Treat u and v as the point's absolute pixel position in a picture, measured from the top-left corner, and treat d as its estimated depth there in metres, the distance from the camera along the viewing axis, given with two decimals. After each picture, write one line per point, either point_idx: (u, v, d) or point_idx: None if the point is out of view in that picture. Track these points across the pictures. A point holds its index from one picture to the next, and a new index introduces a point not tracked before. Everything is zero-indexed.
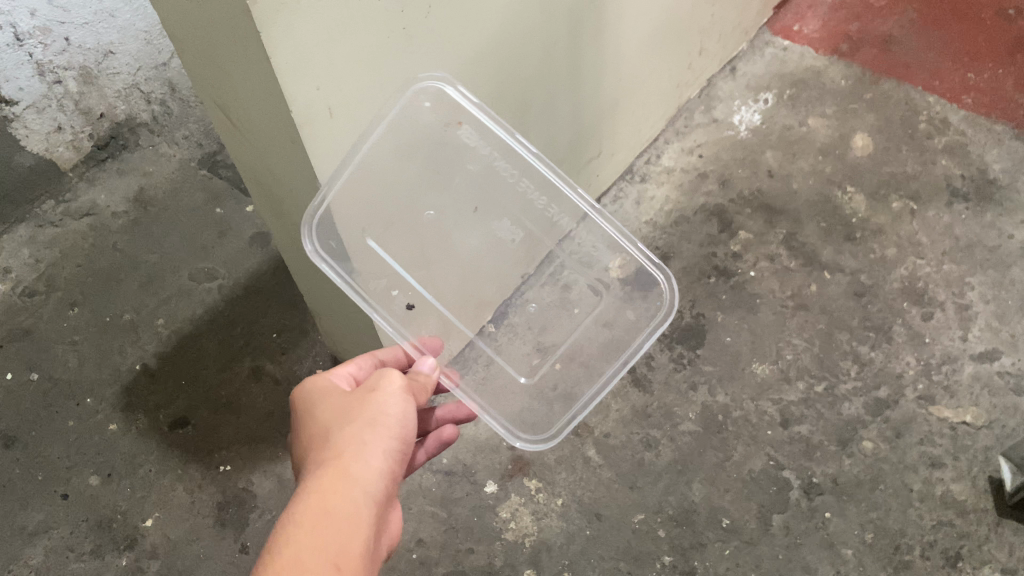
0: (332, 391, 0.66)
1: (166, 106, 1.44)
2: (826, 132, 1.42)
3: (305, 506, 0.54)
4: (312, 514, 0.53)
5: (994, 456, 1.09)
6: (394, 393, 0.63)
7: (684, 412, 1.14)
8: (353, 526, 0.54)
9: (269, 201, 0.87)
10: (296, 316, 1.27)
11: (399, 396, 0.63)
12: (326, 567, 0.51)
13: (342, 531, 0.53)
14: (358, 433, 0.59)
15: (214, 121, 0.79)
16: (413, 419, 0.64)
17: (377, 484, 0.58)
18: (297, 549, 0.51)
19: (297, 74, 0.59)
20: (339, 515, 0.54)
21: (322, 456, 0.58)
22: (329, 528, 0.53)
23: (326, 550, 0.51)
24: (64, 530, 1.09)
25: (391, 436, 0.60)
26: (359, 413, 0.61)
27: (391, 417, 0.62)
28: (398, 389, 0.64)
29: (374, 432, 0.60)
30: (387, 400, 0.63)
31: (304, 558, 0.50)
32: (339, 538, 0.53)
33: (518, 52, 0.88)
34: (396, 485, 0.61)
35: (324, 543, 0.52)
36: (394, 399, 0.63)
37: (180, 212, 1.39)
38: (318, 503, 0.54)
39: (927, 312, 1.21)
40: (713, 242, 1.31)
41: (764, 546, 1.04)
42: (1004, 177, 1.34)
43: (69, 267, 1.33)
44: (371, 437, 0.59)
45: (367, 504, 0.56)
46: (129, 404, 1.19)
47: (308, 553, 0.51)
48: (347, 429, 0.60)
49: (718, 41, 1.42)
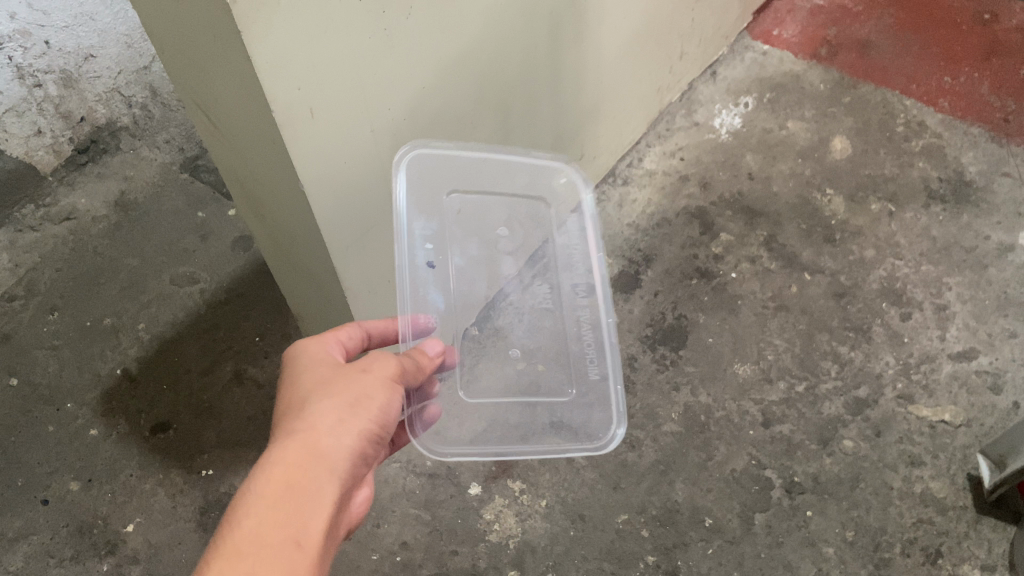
0: (318, 357, 0.66)
1: (147, 110, 1.46)
2: (806, 135, 1.44)
3: (270, 478, 0.55)
4: (277, 489, 0.55)
5: (972, 455, 1.10)
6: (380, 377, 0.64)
7: (666, 413, 1.15)
8: (317, 502, 0.56)
9: (250, 202, 0.87)
10: (278, 320, 1.27)
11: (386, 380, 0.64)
12: (285, 542, 0.52)
13: (304, 506, 0.55)
14: (335, 410, 0.60)
15: (194, 122, 0.79)
16: (394, 403, 0.64)
17: (344, 465, 0.59)
18: (260, 522, 0.52)
19: (276, 75, 0.59)
20: (305, 491, 0.56)
21: (291, 424, 0.59)
22: (293, 504, 0.55)
23: (286, 527, 0.53)
24: (45, 536, 1.08)
25: (367, 419, 0.61)
26: (341, 390, 0.62)
27: (373, 402, 0.62)
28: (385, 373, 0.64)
29: (353, 413, 0.61)
30: (372, 383, 0.63)
31: (264, 534, 0.52)
32: (302, 515, 0.54)
33: (499, 55, 0.88)
34: (364, 465, 0.62)
35: (284, 518, 0.54)
36: (380, 384, 0.64)
37: (161, 216, 1.38)
38: (285, 476, 0.55)
39: (905, 313, 1.23)
40: (695, 244, 1.32)
41: (746, 545, 1.04)
42: (980, 179, 1.36)
43: (48, 272, 1.32)
44: (347, 416, 0.60)
45: (332, 483, 0.57)
46: (110, 409, 1.18)
47: (269, 528, 0.53)
48: (324, 403, 0.60)
49: (698, 46, 1.43)
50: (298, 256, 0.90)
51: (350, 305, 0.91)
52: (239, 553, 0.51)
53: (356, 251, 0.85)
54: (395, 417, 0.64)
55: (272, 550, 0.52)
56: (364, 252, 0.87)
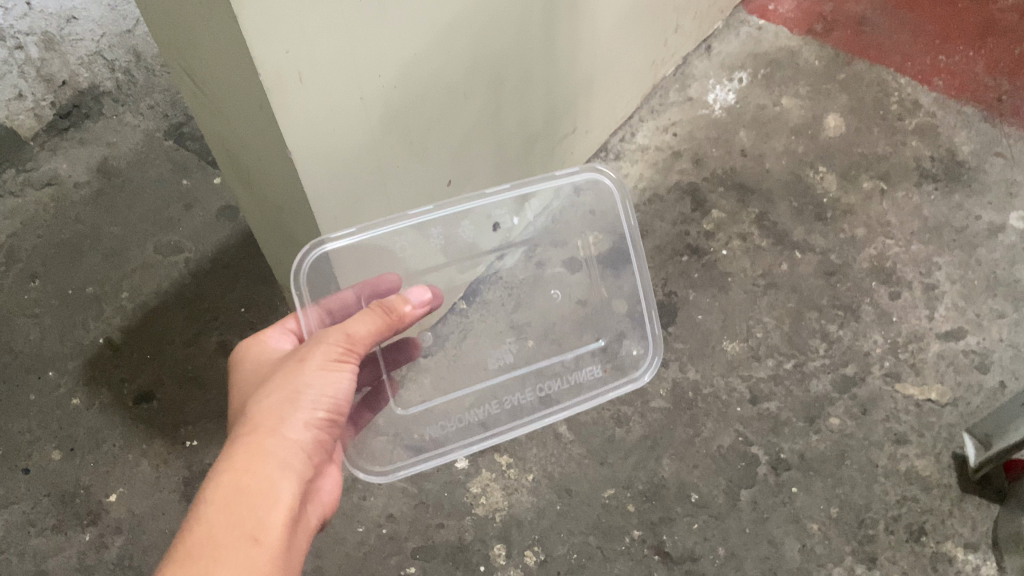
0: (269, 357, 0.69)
1: (131, 75, 1.43)
2: (799, 112, 1.43)
3: (217, 485, 0.57)
4: (224, 494, 0.57)
5: (958, 434, 1.10)
6: (322, 362, 0.65)
7: (655, 389, 1.14)
8: (267, 499, 0.58)
9: (238, 171, 0.85)
10: (264, 291, 1.25)
11: (328, 362, 0.65)
12: (241, 541, 0.55)
13: (258, 505, 0.58)
14: (278, 407, 0.62)
15: (180, 88, 0.77)
16: (344, 385, 0.66)
17: (296, 458, 0.62)
18: (210, 529, 0.55)
19: (264, 36, 0.57)
20: (256, 490, 0.58)
21: (238, 431, 0.62)
22: (242, 506, 0.57)
23: (240, 527, 0.56)
24: (26, 505, 1.07)
25: (311, 408, 0.64)
26: (281, 385, 0.64)
27: (316, 392, 0.64)
28: (328, 357, 0.65)
29: (297, 405, 0.63)
30: (313, 370, 0.65)
31: (215, 536, 0.54)
32: (256, 513, 0.57)
33: (492, 25, 0.86)
34: (319, 449, 0.65)
35: (238, 519, 0.56)
36: (325, 369, 0.65)
37: (145, 184, 1.36)
38: (234, 480, 0.58)
39: (895, 292, 1.23)
40: (686, 221, 1.31)
41: (731, 520, 1.05)
42: (972, 159, 1.36)
43: (30, 238, 1.30)
44: (290, 411, 0.63)
45: (281, 477, 0.60)
46: (92, 378, 1.16)
47: (223, 530, 0.55)
48: (265, 402, 0.63)
49: (693, 20, 1.41)
50: (283, 225, 0.88)
51: None
52: (194, 558, 0.53)
53: (344, 222, 0.83)
54: (347, 398, 0.66)
55: (226, 551, 0.54)
56: (352, 224, 0.85)
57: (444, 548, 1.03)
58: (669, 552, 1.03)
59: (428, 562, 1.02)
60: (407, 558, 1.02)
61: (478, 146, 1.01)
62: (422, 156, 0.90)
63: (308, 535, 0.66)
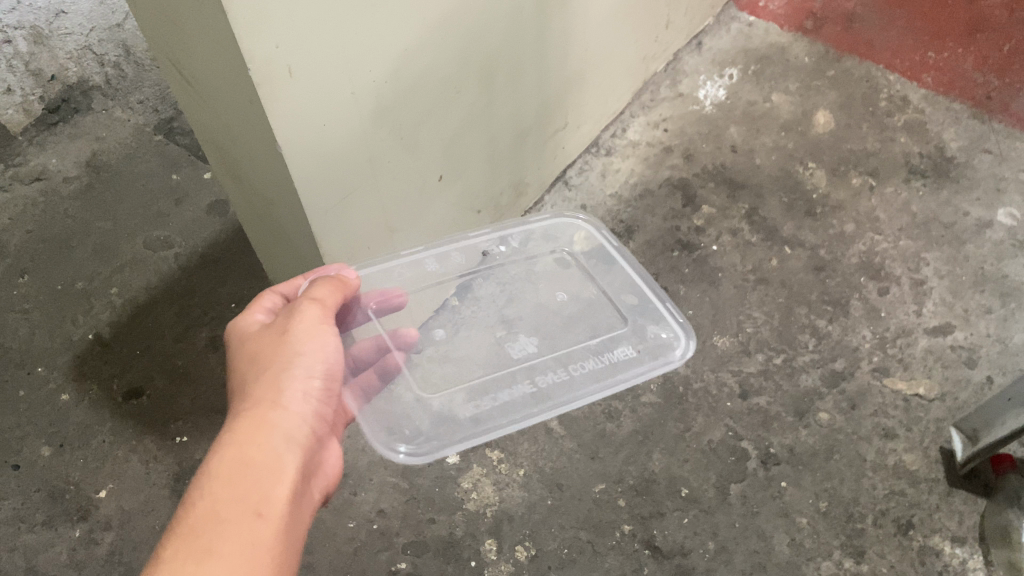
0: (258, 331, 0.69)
1: (120, 69, 1.44)
2: (789, 108, 1.43)
3: (219, 460, 0.57)
4: (226, 469, 0.56)
5: (945, 428, 1.11)
6: (307, 328, 0.65)
7: (645, 383, 1.15)
8: (270, 471, 0.58)
9: (227, 165, 0.85)
10: (256, 286, 1.25)
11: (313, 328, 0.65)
12: (245, 515, 0.55)
13: (263, 476, 0.57)
14: (271, 380, 0.62)
15: (168, 81, 0.77)
16: (332, 351, 0.66)
17: (295, 430, 0.62)
18: (213, 503, 0.54)
19: (254, 31, 0.57)
20: (258, 462, 0.58)
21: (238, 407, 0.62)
22: (244, 479, 0.56)
23: (244, 500, 0.55)
24: (16, 501, 1.06)
25: (303, 377, 0.64)
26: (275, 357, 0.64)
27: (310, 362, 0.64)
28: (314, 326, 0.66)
29: (290, 376, 0.63)
30: (301, 338, 0.64)
31: (219, 510, 0.54)
32: (261, 485, 0.57)
33: (482, 18, 0.86)
34: (319, 421, 0.65)
35: (242, 493, 0.56)
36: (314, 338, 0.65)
37: (135, 178, 1.36)
38: (236, 455, 0.58)
39: (884, 287, 1.23)
40: (676, 216, 1.31)
41: (721, 514, 1.05)
42: (960, 155, 1.37)
43: (19, 233, 1.29)
44: (283, 381, 0.63)
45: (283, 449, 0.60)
46: (82, 374, 1.16)
47: (227, 502, 0.55)
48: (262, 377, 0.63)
49: (684, 15, 1.42)
50: (273, 219, 0.88)
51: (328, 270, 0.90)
52: (202, 532, 0.52)
53: (335, 215, 0.83)
54: (337, 363, 0.67)
55: (233, 523, 0.54)
56: (342, 217, 0.85)
57: (436, 544, 1.03)
58: (659, 546, 1.03)
59: (419, 557, 1.02)
60: (398, 553, 1.02)
61: (469, 141, 1.01)
62: (413, 150, 0.90)
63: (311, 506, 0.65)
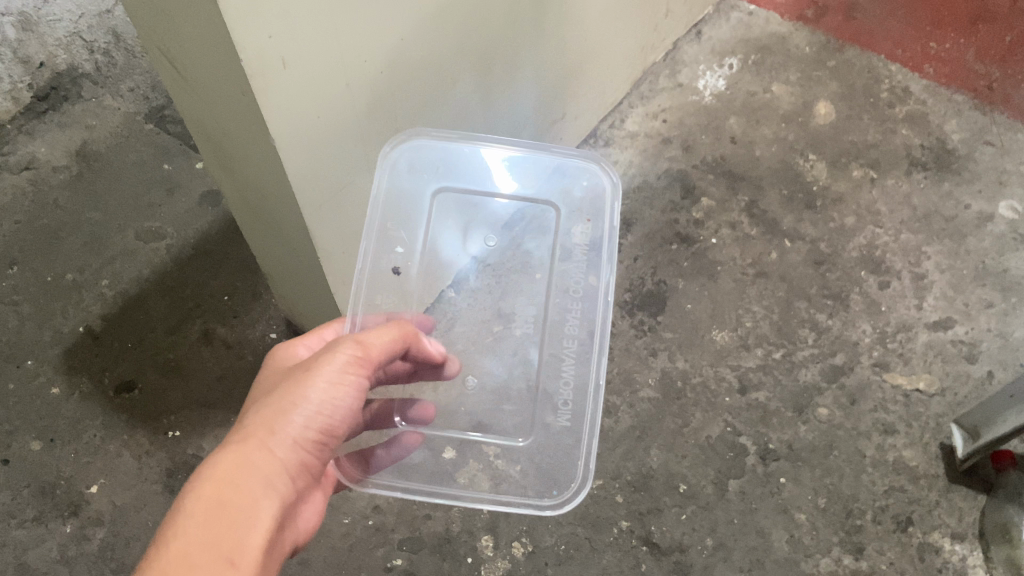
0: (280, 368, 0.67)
1: (109, 56, 1.43)
2: (790, 99, 1.42)
3: (198, 497, 0.53)
4: (204, 510, 0.53)
5: (945, 424, 1.10)
6: (334, 374, 0.62)
7: (643, 378, 1.14)
8: (250, 519, 0.55)
9: (219, 157, 0.83)
10: (248, 279, 1.23)
11: (342, 377, 0.62)
12: (214, 564, 0.51)
13: (237, 522, 0.54)
14: (268, 420, 0.59)
15: (159, 70, 0.75)
16: (346, 402, 0.63)
17: (278, 477, 0.58)
18: (185, 547, 0.51)
19: (247, 20, 0.56)
20: (237, 506, 0.55)
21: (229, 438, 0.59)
22: (220, 524, 0.53)
23: (216, 548, 0.52)
24: (5, 496, 1.05)
25: (308, 422, 0.61)
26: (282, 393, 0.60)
27: (321, 408, 0.61)
28: (340, 372, 0.62)
29: (294, 418, 0.60)
30: (324, 383, 0.61)
31: (189, 557, 0.50)
32: (234, 533, 0.53)
33: (481, 6, 0.84)
34: (308, 467, 0.62)
35: (215, 538, 0.52)
36: (336, 384, 0.62)
37: (126, 168, 1.33)
38: (215, 494, 0.54)
39: (884, 281, 1.22)
40: (675, 209, 1.30)
41: (720, 511, 1.04)
42: (962, 148, 1.35)
43: (7, 224, 1.27)
44: (280, 422, 0.59)
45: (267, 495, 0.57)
46: (72, 367, 1.14)
47: (199, 549, 0.51)
48: (261, 412, 0.60)
49: (684, 4, 1.40)
50: (267, 212, 0.86)
51: (321, 265, 0.88)
52: None
53: (329, 210, 0.82)
54: (350, 414, 0.63)
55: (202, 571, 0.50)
56: (336, 210, 0.83)
57: (432, 540, 1.02)
58: (657, 543, 1.02)
59: (414, 554, 1.01)
60: (394, 549, 1.02)
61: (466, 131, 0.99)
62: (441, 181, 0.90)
63: (283, 554, 0.62)
